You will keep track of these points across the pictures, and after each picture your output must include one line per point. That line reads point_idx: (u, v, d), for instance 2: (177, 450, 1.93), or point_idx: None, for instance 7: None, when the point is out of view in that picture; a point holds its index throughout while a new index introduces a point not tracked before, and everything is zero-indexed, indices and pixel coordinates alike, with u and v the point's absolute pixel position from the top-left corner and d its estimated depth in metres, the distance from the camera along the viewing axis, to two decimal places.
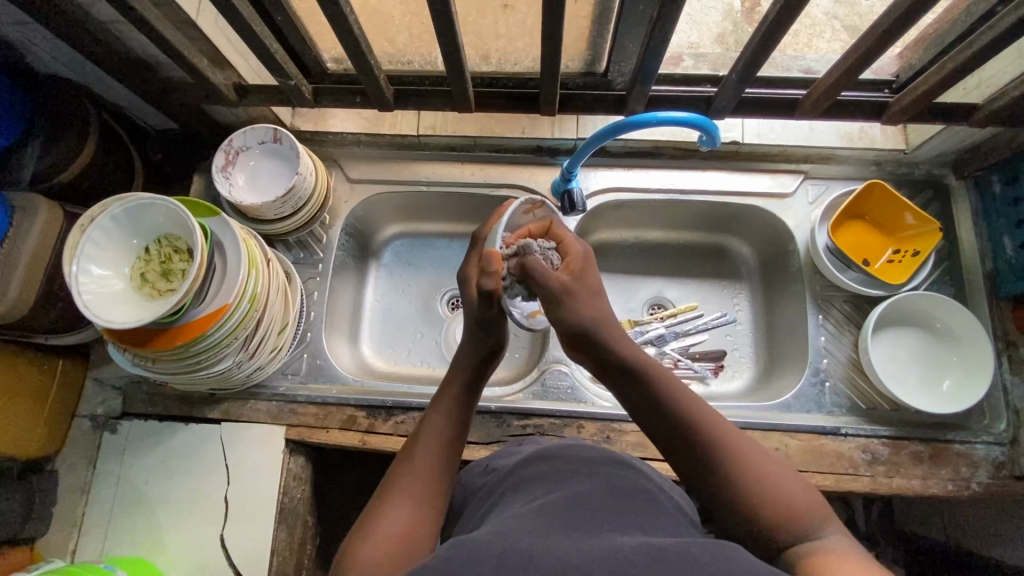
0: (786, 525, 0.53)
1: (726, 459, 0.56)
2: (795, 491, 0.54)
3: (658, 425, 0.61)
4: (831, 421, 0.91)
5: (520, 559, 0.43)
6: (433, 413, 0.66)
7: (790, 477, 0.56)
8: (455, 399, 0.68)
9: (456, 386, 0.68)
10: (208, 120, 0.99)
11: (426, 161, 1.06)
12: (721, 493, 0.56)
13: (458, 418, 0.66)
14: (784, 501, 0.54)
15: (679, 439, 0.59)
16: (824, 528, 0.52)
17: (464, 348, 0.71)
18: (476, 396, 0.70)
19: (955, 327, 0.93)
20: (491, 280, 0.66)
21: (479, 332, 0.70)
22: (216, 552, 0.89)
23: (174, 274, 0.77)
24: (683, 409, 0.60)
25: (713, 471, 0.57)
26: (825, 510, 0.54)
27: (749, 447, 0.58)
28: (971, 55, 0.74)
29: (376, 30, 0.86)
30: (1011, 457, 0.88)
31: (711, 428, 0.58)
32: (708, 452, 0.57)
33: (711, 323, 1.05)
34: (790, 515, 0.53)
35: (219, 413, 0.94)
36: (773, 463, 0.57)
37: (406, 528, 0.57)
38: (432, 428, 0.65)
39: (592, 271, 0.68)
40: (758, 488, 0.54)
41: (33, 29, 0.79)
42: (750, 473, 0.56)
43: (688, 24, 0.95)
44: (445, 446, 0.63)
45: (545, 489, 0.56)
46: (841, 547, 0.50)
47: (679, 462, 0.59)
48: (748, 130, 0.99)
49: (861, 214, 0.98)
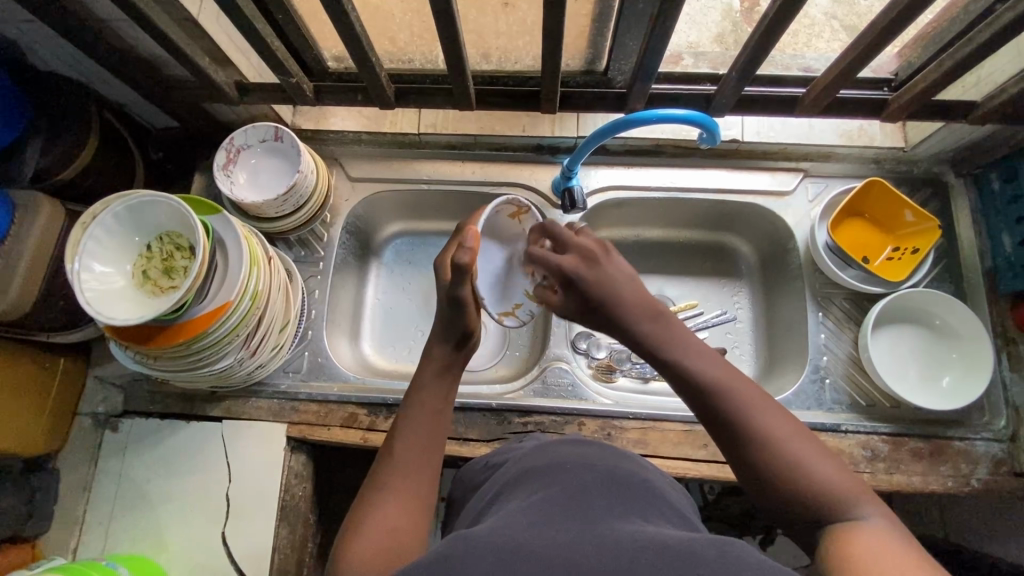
0: (821, 509, 0.52)
1: (755, 431, 0.56)
2: (829, 470, 0.54)
3: (688, 400, 0.61)
4: (831, 418, 0.91)
5: (524, 553, 0.43)
6: (413, 405, 0.66)
7: (822, 453, 0.55)
8: (434, 387, 0.68)
9: (432, 375, 0.69)
10: (208, 119, 0.99)
11: (425, 159, 1.06)
12: (752, 469, 0.56)
13: (438, 407, 0.67)
14: (818, 482, 0.53)
15: (710, 410, 0.59)
16: (864, 509, 0.52)
17: (435, 335, 0.72)
18: (456, 379, 0.71)
19: (955, 324, 0.93)
20: (466, 255, 0.68)
21: (451, 314, 0.71)
22: (218, 550, 0.89)
23: (175, 271, 0.78)
24: (710, 381, 0.59)
25: (745, 442, 0.56)
26: (865, 491, 0.53)
27: (778, 415, 0.57)
28: (971, 51, 0.75)
29: (378, 28, 0.86)
30: (1011, 453, 0.89)
31: (737, 397, 0.58)
32: (739, 422, 0.57)
33: (711, 321, 1.06)
34: (831, 496, 0.52)
35: (219, 411, 0.94)
36: (804, 439, 0.56)
37: (398, 523, 0.56)
38: (414, 419, 0.65)
39: (590, 284, 0.68)
40: (791, 473, 0.54)
41: (35, 26, 0.79)
42: (802, 466, 0.54)
43: (688, 24, 0.95)
44: (429, 437, 0.64)
45: (548, 481, 0.56)
46: (881, 532, 0.49)
47: (731, 448, 0.57)
48: (747, 129, 1.00)
49: (861, 212, 0.99)
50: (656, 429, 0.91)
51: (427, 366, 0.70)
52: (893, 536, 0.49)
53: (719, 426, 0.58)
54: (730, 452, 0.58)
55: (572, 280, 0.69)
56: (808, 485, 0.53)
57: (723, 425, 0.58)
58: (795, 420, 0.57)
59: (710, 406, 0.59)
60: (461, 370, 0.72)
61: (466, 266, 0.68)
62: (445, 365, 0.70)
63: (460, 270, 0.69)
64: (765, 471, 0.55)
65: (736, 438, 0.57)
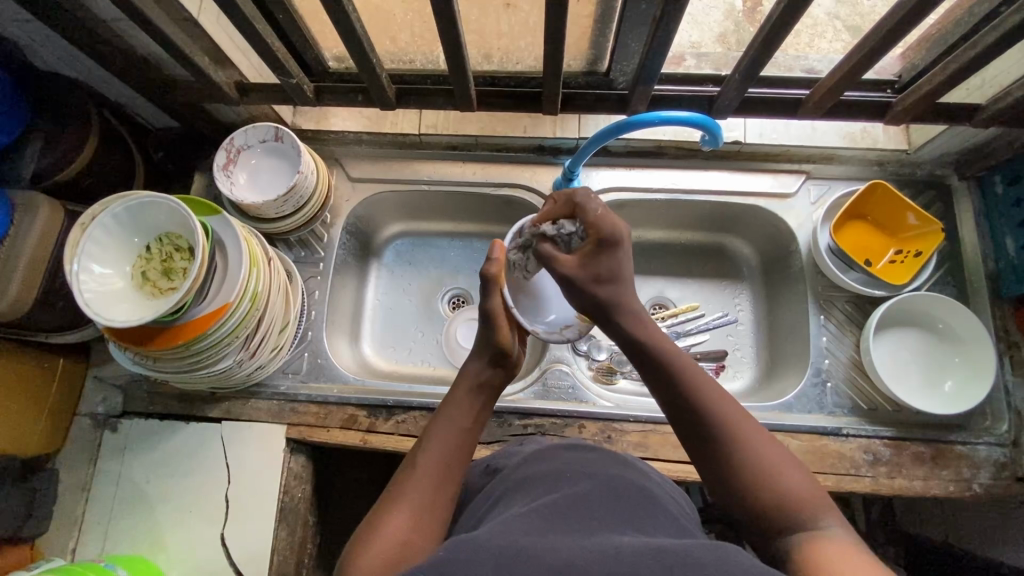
0: (776, 514, 0.53)
1: (724, 430, 0.57)
2: (798, 487, 0.54)
3: (669, 410, 0.61)
4: (832, 421, 0.91)
5: (521, 558, 0.42)
6: (441, 419, 0.67)
7: (794, 472, 0.55)
8: (464, 402, 0.68)
9: (464, 389, 0.70)
10: (208, 117, 0.99)
11: (426, 160, 1.05)
12: (715, 467, 0.57)
13: (465, 424, 0.66)
14: (778, 487, 0.54)
15: (681, 409, 0.60)
16: (824, 521, 0.52)
17: (473, 353, 0.74)
18: (488, 395, 0.71)
19: (958, 328, 0.93)
20: (493, 265, 0.75)
21: (487, 330, 0.73)
22: (217, 551, 0.89)
23: (174, 272, 0.77)
24: (696, 392, 0.60)
25: (712, 443, 0.57)
26: (822, 497, 0.53)
27: (747, 419, 0.58)
28: (976, 55, 0.74)
29: (379, 29, 0.85)
30: (1012, 457, 0.88)
31: (721, 410, 0.58)
32: (710, 421, 0.58)
33: (712, 323, 1.06)
34: (796, 511, 0.52)
35: (219, 412, 0.94)
36: (778, 454, 0.56)
37: (408, 532, 0.56)
38: (439, 429, 0.66)
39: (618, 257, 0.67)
40: (760, 483, 0.54)
41: (34, 26, 0.79)
42: (770, 481, 0.54)
43: (688, 24, 0.93)
44: (456, 450, 0.64)
45: (548, 487, 0.56)
46: (841, 538, 0.49)
47: (704, 460, 0.58)
48: (750, 131, 1.00)
49: (863, 214, 0.98)
50: (657, 432, 0.91)
51: (460, 382, 0.71)
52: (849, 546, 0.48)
53: (696, 435, 0.59)
54: (695, 450, 0.59)
55: (609, 243, 0.67)
56: (774, 499, 0.53)
57: (692, 422, 0.59)
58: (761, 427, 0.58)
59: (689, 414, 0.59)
60: (496, 388, 0.72)
61: (493, 276, 0.75)
62: (476, 383, 0.70)
63: (489, 281, 0.75)
64: (732, 476, 0.56)
65: (706, 438, 0.58)
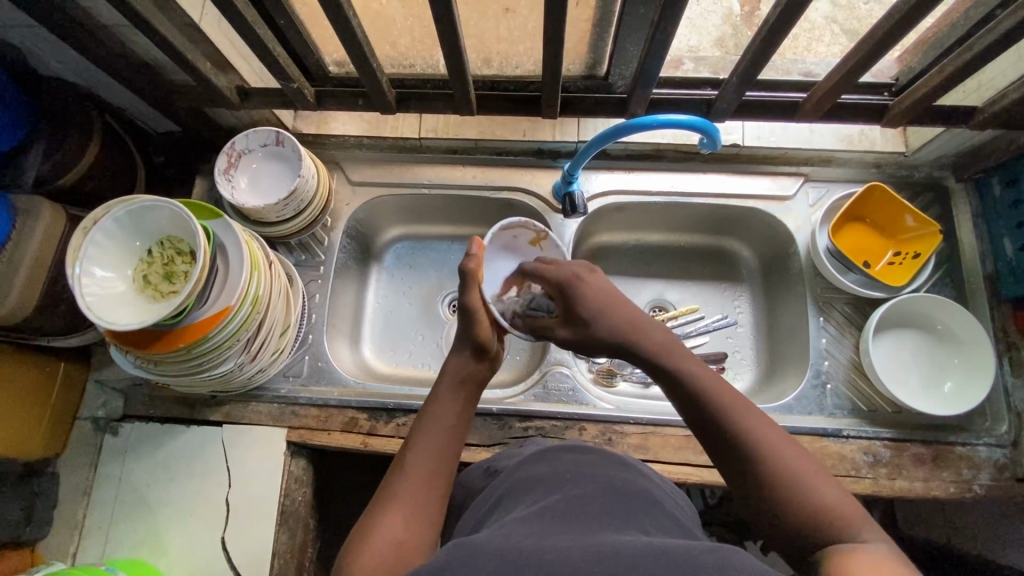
0: (810, 521, 0.53)
1: (750, 442, 0.57)
2: (830, 496, 0.54)
3: (694, 423, 0.61)
4: (832, 423, 0.91)
5: (523, 560, 0.43)
6: (433, 419, 0.67)
7: (824, 481, 0.55)
8: (448, 400, 0.68)
9: (457, 390, 0.70)
10: (209, 121, 1.00)
11: (426, 164, 1.06)
12: (743, 481, 0.57)
13: (449, 422, 0.66)
14: (810, 496, 0.54)
15: (706, 421, 0.60)
16: (861, 531, 0.52)
17: (456, 345, 0.74)
18: (475, 392, 0.71)
19: (957, 329, 0.93)
20: (472, 260, 0.75)
21: (466, 324, 0.73)
22: (218, 554, 0.89)
23: (176, 276, 0.77)
24: (721, 403, 0.60)
25: (737, 452, 0.58)
26: (856, 507, 0.53)
27: (766, 423, 0.59)
28: (972, 58, 0.75)
29: (379, 33, 0.86)
30: (1013, 458, 0.88)
31: (747, 420, 0.59)
32: (736, 434, 0.58)
33: (712, 325, 1.06)
34: (828, 519, 0.53)
35: (220, 415, 0.94)
36: (808, 464, 0.56)
37: (404, 533, 0.56)
38: (432, 430, 0.66)
39: (586, 295, 0.71)
40: (790, 491, 0.54)
41: (36, 32, 0.80)
42: (800, 489, 0.54)
43: (688, 29, 0.94)
44: (450, 452, 0.64)
45: (550, 489, 0.56)
46: (880, 551, 0.49)
47: (731, 472, 0.58)
48: (748, 133, 1.00)
49: (861, 216, 0.99)
50: (657, 434, 0.91)
51: (446, 380, 0.71)
52: (888, 553, 0.48)
53: (722, 446, 0.59)
54: (721, 463, 0.59)
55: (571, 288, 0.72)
56: (806, 507, 0.54)
57: (718, 434, 0.59)
58: (789, 436, 0.59)
59: (714, 425, 0.59)
60: (483, 382, 0.73)
61: (470, 271, 0.75)
62: (465, 380, 0.71)
63: (467, 277, 0.75)
64: (761, 486, 0.56)
65: (732, 448, 0.58)
